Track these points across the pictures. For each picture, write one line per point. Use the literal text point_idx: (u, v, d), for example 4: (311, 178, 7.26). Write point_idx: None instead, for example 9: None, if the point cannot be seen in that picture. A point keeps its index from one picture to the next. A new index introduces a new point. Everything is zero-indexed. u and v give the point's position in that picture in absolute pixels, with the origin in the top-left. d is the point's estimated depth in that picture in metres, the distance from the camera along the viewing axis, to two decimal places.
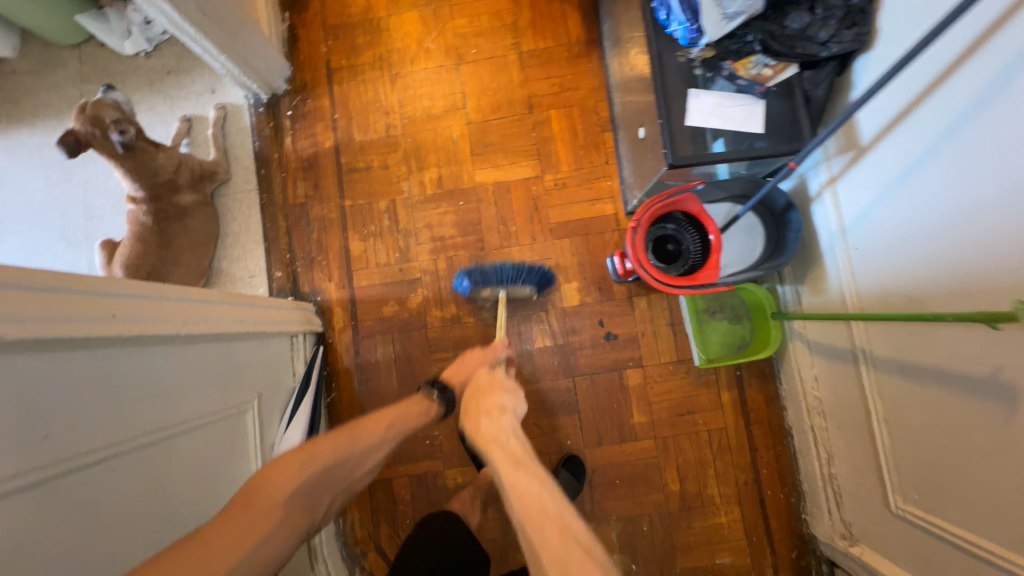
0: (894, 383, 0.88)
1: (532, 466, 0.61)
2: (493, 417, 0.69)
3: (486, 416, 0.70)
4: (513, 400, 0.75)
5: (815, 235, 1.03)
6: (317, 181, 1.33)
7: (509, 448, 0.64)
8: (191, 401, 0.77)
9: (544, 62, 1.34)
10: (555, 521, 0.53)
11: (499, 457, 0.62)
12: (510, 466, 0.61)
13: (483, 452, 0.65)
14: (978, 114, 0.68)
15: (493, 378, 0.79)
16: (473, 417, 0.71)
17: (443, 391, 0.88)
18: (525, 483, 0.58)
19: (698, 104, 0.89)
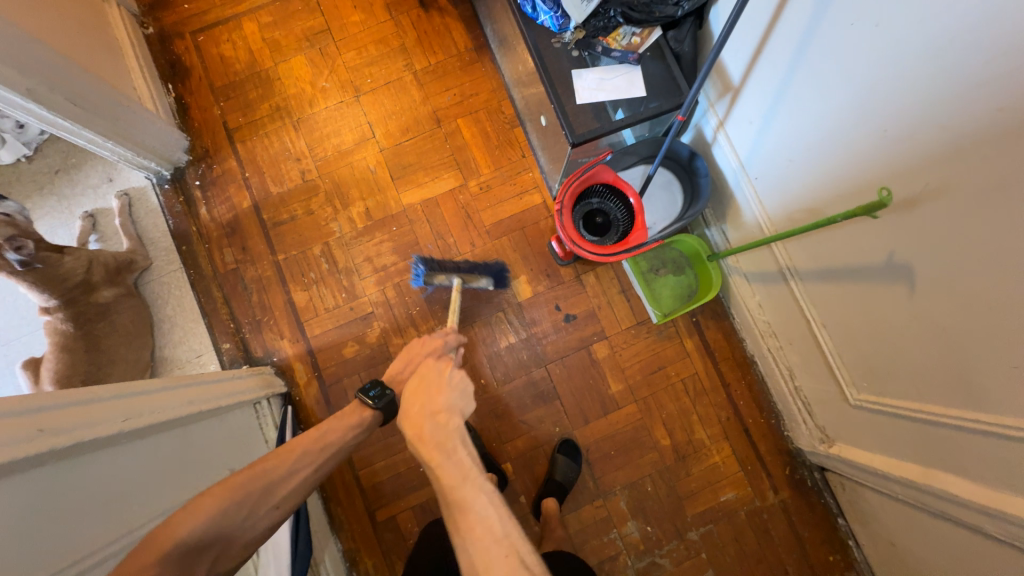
0: (821, 289, 0.95)
1: (481, 482, 0.58)
2: (439, 424, 0.66)
3: (431, 421, 0.66)
4: (461, 401, 0.70)
5: (722, 175, 1.10)
6: (244, 243, 1.30)
7: (445, 434, 0.65)
8: (156, 497, 0.73)
9: (439, 76, 1.37)
10: (508, 557, 0.51)
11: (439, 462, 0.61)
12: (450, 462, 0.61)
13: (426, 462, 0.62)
14: (817, 31, 0.76)
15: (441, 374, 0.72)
16: (422, 432, 0.65)
17: (382, 396, 0.81)
18: (472, 506, 0.56)
19: (583, 83, 0.94)
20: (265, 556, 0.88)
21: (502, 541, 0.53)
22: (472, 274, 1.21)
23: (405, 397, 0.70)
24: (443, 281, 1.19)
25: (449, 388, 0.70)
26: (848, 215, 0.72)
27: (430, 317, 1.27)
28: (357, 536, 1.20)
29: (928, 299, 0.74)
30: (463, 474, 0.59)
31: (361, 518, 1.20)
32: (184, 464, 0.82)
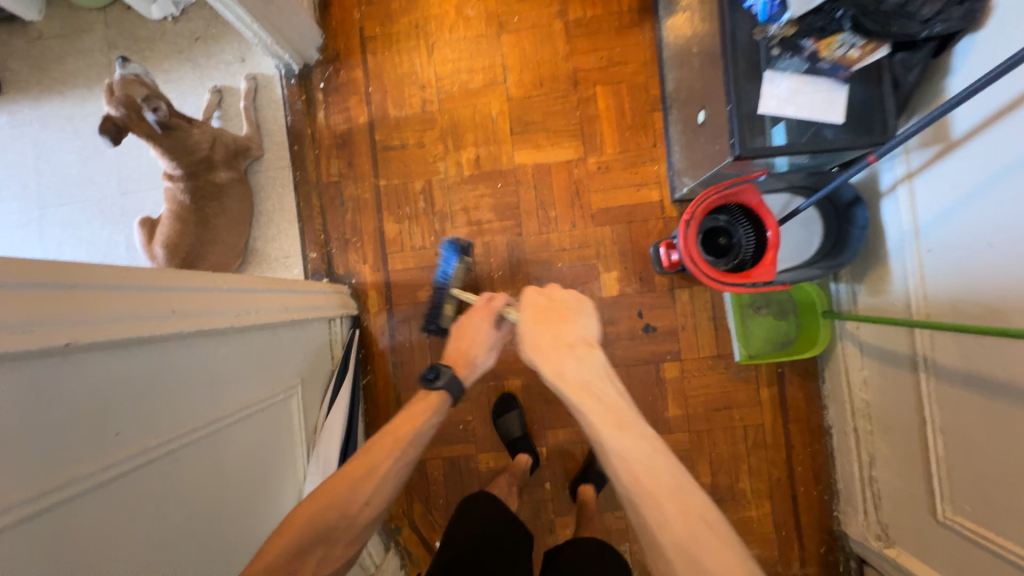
0: (956, 395, 0.84)
1: (640, 429, 0.64)
2: (579, 355, 0.71)
3: (571, 355, 0.71)
4: (590, 327, 0.76)
5: (882, 232, 0.97)
6: (350, 159, 1.29)
7: (608, 404, 0.66)
8: (245, 389, 0.79)
9: (591, 33, 1.24)
10: (683, 506, 0.58)
11: (615, 440, 0.63)
12: (622, 435, 0.63)
13: (578, 404, 0.67)
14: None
15: (557, 303, 0.77)
16: (564, 368, 0.69)
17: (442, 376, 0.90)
18: (633, 448, 0.62)
19: (773, 89, 0.81)
20: (314, 466, 0.97)
21: (670, 490, 0.59)
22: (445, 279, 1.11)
23: (527, 329, 0.74)
24: (451, 310, 1.10)
25: (584, 318, 0.76)
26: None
27: (510, 286, 1.24)
28: None
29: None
30: (618, 419, 0.64)
31: None
32: (268, 365, 0.87)
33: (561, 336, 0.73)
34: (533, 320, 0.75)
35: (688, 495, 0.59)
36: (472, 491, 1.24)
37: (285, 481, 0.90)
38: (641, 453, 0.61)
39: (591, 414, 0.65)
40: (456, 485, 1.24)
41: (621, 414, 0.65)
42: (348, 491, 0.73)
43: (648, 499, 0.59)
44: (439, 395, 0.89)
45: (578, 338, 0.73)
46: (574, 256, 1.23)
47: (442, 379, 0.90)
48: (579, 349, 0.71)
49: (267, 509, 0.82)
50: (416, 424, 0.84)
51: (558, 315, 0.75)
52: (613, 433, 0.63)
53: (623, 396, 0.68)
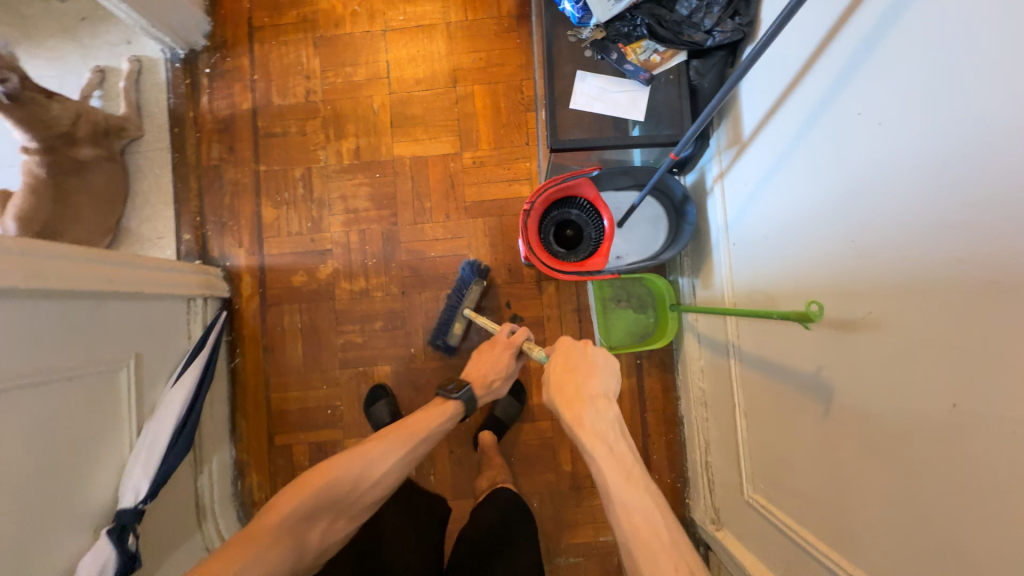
0: (752, 376, 0.89)
1: (642, 482, 0.69)
2: (599, 410, 0.75)
3: (592, 406, 0.76)
4: (610, 383, 0.80)
5: (707, 229, 1.03)
6: (232, 143, 1.30)
7: (619, 455, 0.71)
8: (41, 355, 0.78)
9: (471, 35, 1.30)
10: (676, 565, 0.60)
11: (616, 485, 0.68)
12: (626, 485, 0.68)
13: (585, 445, 0.73)
14: (851, 83, 0.64)
15: (593, 359, 0.81)
16: (583, 419, 0.75)
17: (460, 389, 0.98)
18: (636, 499, 0.66)
19: (584, 88, 0.87)
20: (142, 442, 0.95)
21: (665, 543, 0.62)
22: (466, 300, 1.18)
23: (555, 374, 0.80)
24: (460, 329, 1.20)
25: (603, 372, 0.81)
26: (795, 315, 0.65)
27: (383, 274, 1.27)
28: (251, 450, 1.25)
29: (844, 435, 0.67)
30: (627, 469, 0.69)
31: (259, 436, 1.25)
32: (77, 335, 0.85)
33: (584, 390, 0.78)
34: (561, 375, 0.80)
35: (685, 559, 0.61)
36: None
37: (99, 455, 0.88)
38: (642, 508, 0.66)
39: (600, 460, 0.71)
40: None
41: (631, 467, 0.69)
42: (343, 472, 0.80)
43: (641, 549, 0.62)
44: (454, 404, 0.98)
45: (601, 391, 0.78)
46: (447, 246, 1.27)
47: (458, 392, 0.98)
48: (600, 404, 0.76)
49: (64, 481, 0.81)
50: (426, 425, 0.93)
51: (571, 369, 0.80)
52: (620, 483, 0.68)
53: (631, 449, 0.73)
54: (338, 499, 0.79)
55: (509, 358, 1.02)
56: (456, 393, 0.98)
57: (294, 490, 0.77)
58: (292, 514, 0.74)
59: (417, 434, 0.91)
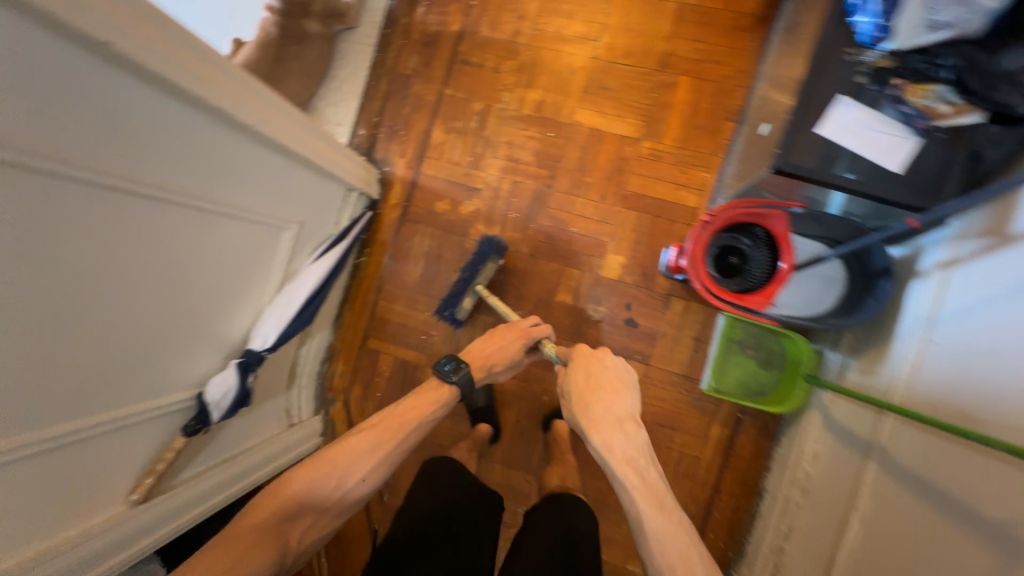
0: (893, 490, 0.78)
1: (676, 514, 0.68)
2: (628, 434, 0.74)
3: (614, 424, 0.75)
4: (633, 403, 0.79)
5: (898, 314, 0.90)
6: (429, 59, 1.34)
7: (652, 483, 0.70)
8: (239, 193, 0.86)
9: (701, 24, 1.23)
10: None
11: (653, 515, 0.67)
12: (661, 516, 0.67)
13: (616, 470, 0.72)
14: None
15: (620, 378, 0.81)
16: (611, 442, 0.74)
17: (458, 374, 0.98)
18: (674, 533, 0.65)
19: (841, 115, 0.77)
20: (279, 298, 1.04)
21: None
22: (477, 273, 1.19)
23: (579, 392, 0.81)
24: (469, 304, 1.20)
25: (625, 394, 0.79)
26: (976, 439, 0.59)
27: (519, 231, 1.26)
28: (345, 341, 1.33)
29: None
30: (659, 499, 0.69)
31: (356, 332, 1.32)
32: (269, 186, 0.93)
33: (613, 411, 0.77)
34: (583, 392, 0.80)
35: None
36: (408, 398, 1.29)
37: (248, 295, 0.98)
38: (676, 538, 0.65)
39: (633, 486, 0.70)
40: (397, 385, 1.29)
41: (663, 497, 0.69)
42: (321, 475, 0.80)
43: None
44: (447, 389, 0.98)
45: (627, 413, 0.77)
46: (591, 227, 1.23)
47: (454, 375, 0.97)
48: (630, 428, 0.75)
49: (218, 305, 0.90)
50: (416, 416, 0.93)
51: (609, 385, 0.80)
52: (653, 512, 0.67)
53: (661, 477, 0.72)
54: (308, 505, 0.78)
55: (522, 350, 1.02)
56: (452, 377, 0.97)
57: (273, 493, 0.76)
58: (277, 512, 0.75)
59: (404, 426, 0.91)
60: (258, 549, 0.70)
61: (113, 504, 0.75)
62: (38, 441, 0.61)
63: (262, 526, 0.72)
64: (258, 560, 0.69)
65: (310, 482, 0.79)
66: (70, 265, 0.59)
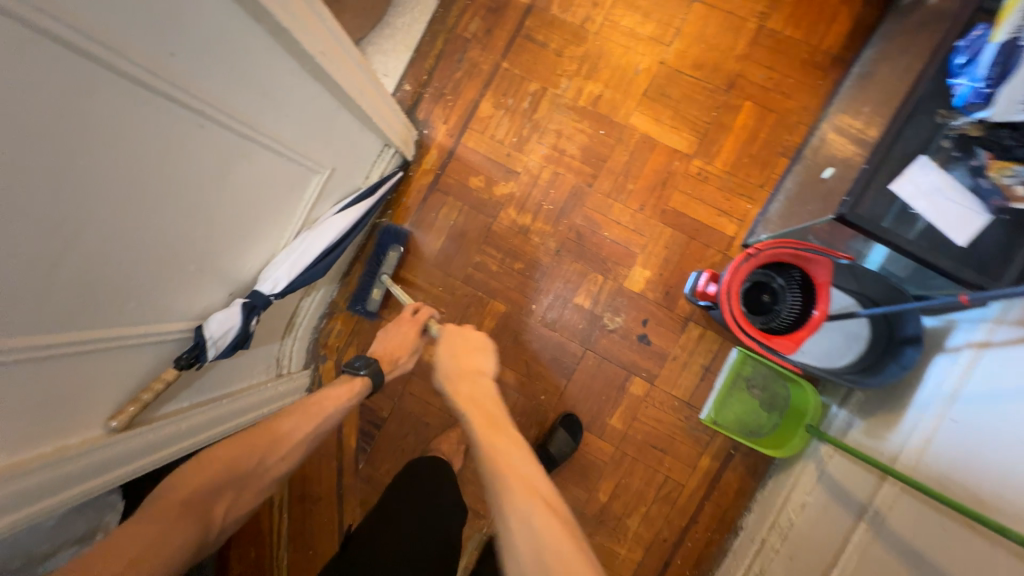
0: (884, 558, 0.79)
1: (507, 434, 0.70)
2: (475, 382, 0.82)
3: (466, 382, 0.82)
4: (489, 361, 0.88)
5: (918, 385, 0.90)
6: (492, 26, 1.27)
7: (479, 408, 0.76)
8: (283, 126, 0.82)
9: (776, 51, 1.19)
10: (533, 493, 0.60)
11: (482, 434, 0.70)
12: (494, 433, 0.70)
13: (461, 410, 0.77)
14: None
15: (461, 341, 0.91)
16: (458, 389, 0.81)
17: (369, 369, 0.93)
18: (501, 449, 0.67)
19: (917, 176, 0.77)
20: (297, 244, 0.99)
21: (522, 475, 0.62)
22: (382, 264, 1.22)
23: (443, 366, 0.87)
24: (378, 295, 1.21)
25: (490, 354, 0.89)
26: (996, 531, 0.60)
27: (549, 224, 1.22)
28: (350, 300, 1.28)
29: None
30: (488, 422, 0.72)
31: (363, 294, 1.27)
32: (313, 126, 0.89)
33: (473, 367, 0.85)
34: (445, 347, 0.90)
35: (530, 480, 0.62)
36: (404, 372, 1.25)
37: (268, 235, 0.93)
38: (514, 458, 0.65)
39: (469, 417, 0.74)
40: None
41: (527, 475, 0.63)
42: (245, 451, 0.72)
43: (508, 486, 0.61)
44: (360, 382, 0.91)
45: (485, 369, 0.86)
46: (623, 235, 1.20)
47: (365, 369, 0.92)
48: (475, 377, 0.83)
49: (238, 240, 0.86)
50: (336, 405, 0.85)
51: (472, 350, 0.89)
52: (485, 432, 0.70)
53: (498, 407, 0.77)
54: (238, 478, 0.70)
55: (413, 336, 1.02)
56: (362, 371, 0.91)
57: (197, 465, 0.68)
58: (205, 485, 0.67)
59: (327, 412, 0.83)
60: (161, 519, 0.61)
61: (92, 428, 0.70)
62: (31, 349, 0.56)
63: (189, 499, 0.64)
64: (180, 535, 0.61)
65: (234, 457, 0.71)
66: (96, 165, 0.54)
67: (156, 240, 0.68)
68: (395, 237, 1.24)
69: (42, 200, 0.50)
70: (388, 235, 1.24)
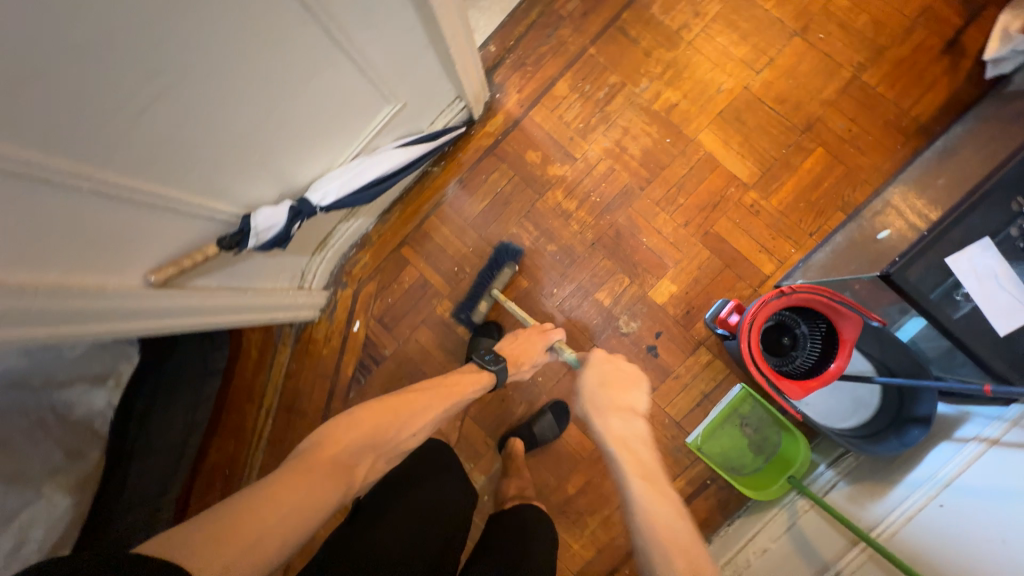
0: None
1: (647, 459, 0.70)
2: (621, 411, 0.78)
3: (620, 413, 0.77)
4: (640, 399, 0.81)
5: (913, 464, 0.89)
6: (590, 10, 1.27)
7: (620, 424, 0.76)
8: (372, 46, 0.84)
9: (863, 105, 1.17)
10: (677, 518, 0.62)
11: (625, 458, 0.69)
12: (634, 464, 0.69)
13: (592, 416, 0.78)
14: None
15: (616, 370, 0.85)
16: (607, 414, 0.78)
17: (495, 361, 0.94)
18: (644, 473, 0.67)
19: (978, 256, 0.77)
20: (351, 165, 1.01)
21: (668, 516, 0.62)
22: (494, 278, 1.20)
23: (600, 375, 0.84)
24: (485, 307, 1.20)
25: (634, 390, 0.82)
26: None
27: (592, 216, 1.23)
28: (381, 237, 1.31)
29: None
30: (627, 444, 0.72)
31: (396, 234, 1.30)
32: (397, 55, 0.91)
33: (625, 400, 0.79)
34: (597, 372, 0.85)
35: (672, 514, 0.63)
36: (414, 318, 1.28)
37: (328, 150, 0.96)
38: (645, 477, 0.66)
39: (606, 430, 0.75)
40: (410, 301, 1.28)
41: (652, 472, 0.68)
42: (388, 421, 0.71)
43: (648, 510, 0.63)
44: (486, 376, 0.92)
45: (633, 404, 0.79)
46: (660, 246, 1.20)
47: (494, 365, 0.93)
48: (626, 408, 0.78)
49: (301, 146, 0.89)
50: (465, 390, 0.87)
51: (623, 385, 0.82)
52: (620, 447, 0.71)
53: (642, 429, 0.76)
54: (377, 442, 0.69)
55: (539, 349, 1.01)
56: (491, 366, 0.93)
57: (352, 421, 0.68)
58: (353, 444, 0.66)
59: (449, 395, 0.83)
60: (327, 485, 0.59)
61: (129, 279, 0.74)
62: (98, 184, 0.60)
63: (339, 457, 0.63)
64: (330, 490, 0.60)
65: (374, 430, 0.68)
66: (195, 22, 0.56)
67: (229, 118, 0.71)
68: (512, 257, 1.22)
69: (139, 40, 0.53)
70: (511, 258, 1.21)
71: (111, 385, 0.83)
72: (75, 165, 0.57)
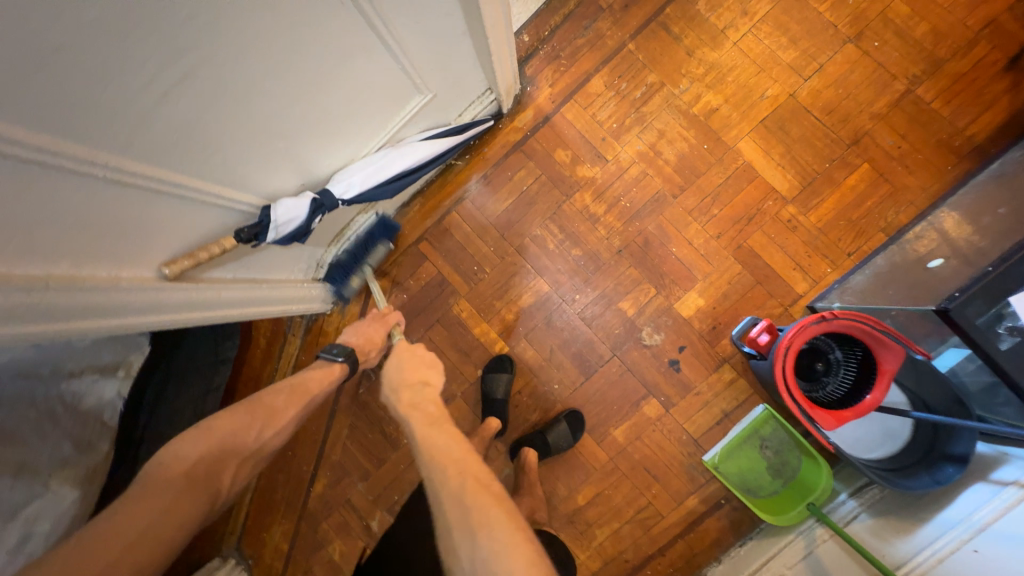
0: None
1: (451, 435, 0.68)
2: (429, 401, 0.76)
3: (421, 398, 0.76)
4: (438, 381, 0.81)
5: (944, 504, 0.86)
6: (631, 3, 1.20)
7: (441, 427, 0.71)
8: (410, 31, 0.78)
9: (915, 121, 1.11)
10: (486, 492, 0.59)
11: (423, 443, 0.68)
12: (446, 440, 0.67)
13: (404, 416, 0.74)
14: None
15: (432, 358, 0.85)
16: (409, 403, 0.76)
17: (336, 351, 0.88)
18: (450, 451, 0.65)
19: None
20: (377, 157, 0.96)
21: (481, 488, 0.60)
22: (368, 253, 1.18)
23: (415, 382, 0.80)
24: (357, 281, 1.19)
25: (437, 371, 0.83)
26: None
27: (620, 221, 1.18)
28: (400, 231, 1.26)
29: None
30: (431, 429, 0.70)
31: (415, 228, 1.25)
32: (435, 41, 0.85)
33: (425, 387, 0.79)
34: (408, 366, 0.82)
35: (483, 486, 0.60)
36: (429, 317, 1.23)
37: (354, 139, 0.91)
38: (450, 444, 0.66)
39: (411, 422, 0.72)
40: (426, 298, 1.23)
41: (478, 474, 0.62)
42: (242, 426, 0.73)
43: (464, 501, 0.58)
44: (337, 369, 0.87)
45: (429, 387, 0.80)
46: (690, 257, 1.16)
47: (342, 357, 0.87)
48: (429, 393, 0.78)
49: (327, 134, 0.84)
50: (316, 389, 0.83)
51: (423, 371, 0.82)
52: (433, 443, 0.67)
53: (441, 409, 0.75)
54: (234, 448, 0.71)
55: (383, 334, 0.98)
56: (338, 359, 0.87)
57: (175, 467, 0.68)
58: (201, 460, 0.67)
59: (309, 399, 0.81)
60: (185, 497, 0.63)
61: (145, 270, 0.70)
62: (119, 171, 0.56)
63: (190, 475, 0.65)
64: (189, 506, 0.63)
65: (229, 431, 0.71)
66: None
67: (256, 101, 0.66)
68: (383, 228, 1.19)
69: (167, 14, 0.48)
70: (383, 229, 1.18)
71: (122, 375, 0.79)
72: (95, 150, 0.52)
